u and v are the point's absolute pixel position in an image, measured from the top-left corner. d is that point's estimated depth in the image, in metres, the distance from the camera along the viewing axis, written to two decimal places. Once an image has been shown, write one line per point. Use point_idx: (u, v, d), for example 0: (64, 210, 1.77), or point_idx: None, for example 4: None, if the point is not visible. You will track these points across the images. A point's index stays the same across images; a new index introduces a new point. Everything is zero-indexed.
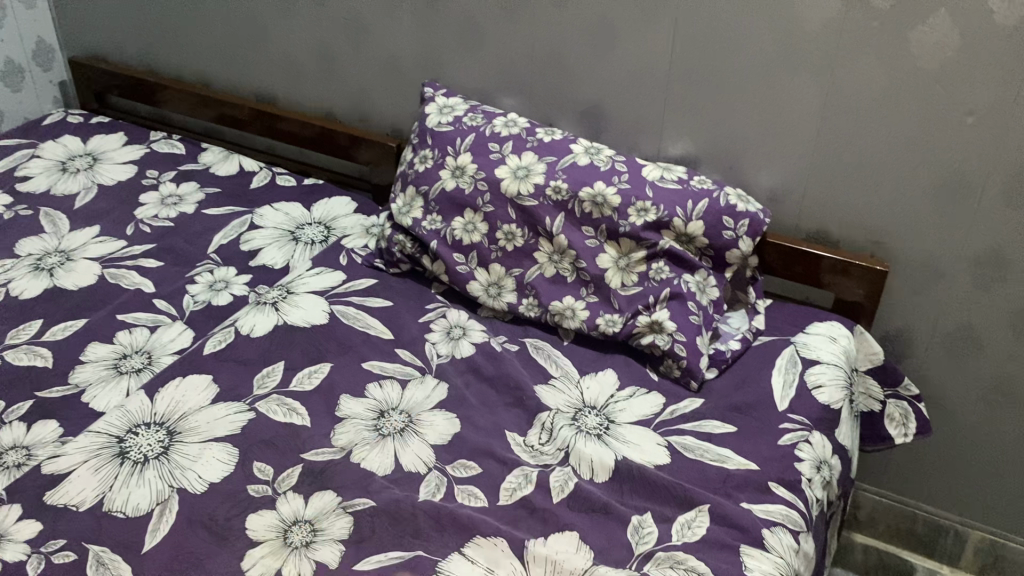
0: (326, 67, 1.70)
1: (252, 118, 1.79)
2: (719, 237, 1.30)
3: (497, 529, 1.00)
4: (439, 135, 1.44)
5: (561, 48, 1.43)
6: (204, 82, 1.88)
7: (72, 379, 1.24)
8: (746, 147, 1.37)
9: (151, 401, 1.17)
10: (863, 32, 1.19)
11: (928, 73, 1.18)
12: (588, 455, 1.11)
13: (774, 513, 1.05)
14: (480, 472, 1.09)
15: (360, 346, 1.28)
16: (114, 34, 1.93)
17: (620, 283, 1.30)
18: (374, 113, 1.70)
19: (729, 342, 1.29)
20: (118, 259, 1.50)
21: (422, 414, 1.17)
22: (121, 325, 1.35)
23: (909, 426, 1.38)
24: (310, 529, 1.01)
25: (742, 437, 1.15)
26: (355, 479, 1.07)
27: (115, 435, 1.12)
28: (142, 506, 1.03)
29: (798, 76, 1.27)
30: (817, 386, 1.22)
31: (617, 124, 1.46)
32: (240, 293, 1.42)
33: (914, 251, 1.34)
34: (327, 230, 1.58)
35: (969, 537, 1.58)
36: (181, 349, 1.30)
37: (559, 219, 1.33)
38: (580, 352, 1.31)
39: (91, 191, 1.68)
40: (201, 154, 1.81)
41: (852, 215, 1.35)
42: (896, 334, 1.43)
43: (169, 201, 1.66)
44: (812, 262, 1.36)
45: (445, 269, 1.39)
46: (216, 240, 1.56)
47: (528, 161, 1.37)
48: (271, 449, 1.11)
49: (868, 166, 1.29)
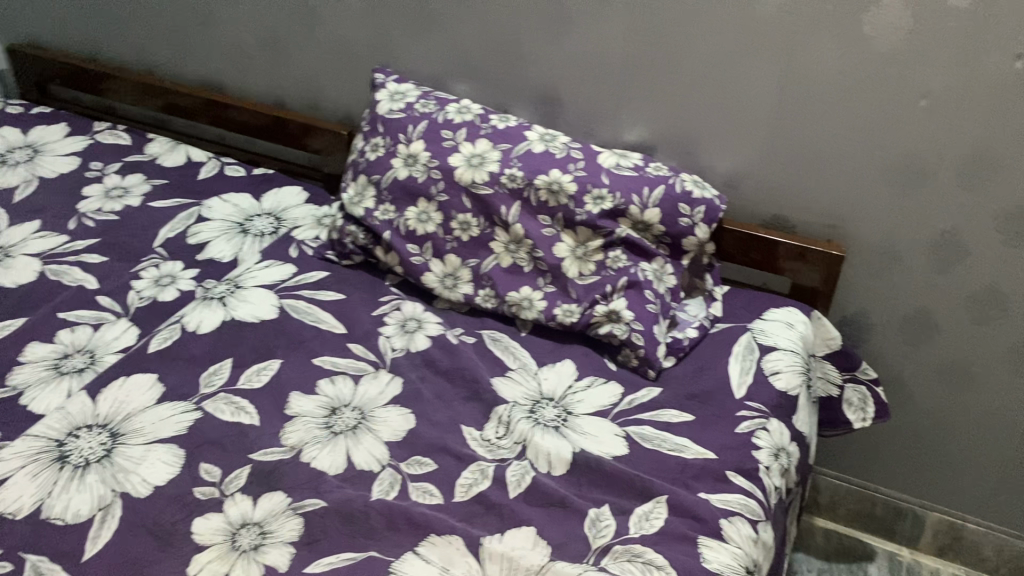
0: (274, 54, 1.65)
1: (199, 107, 1.74)
2: (675, 225, 1.28)
3: (451, 526, 0.98)
4: (391, 123, 1.40)
5: (514, 32, 1.40)
6: (149, 70, 1.83)
7: (8, 380, 1.19)
8: (702, 132, 1.36)
9: (93, 402, 1.14)
10: (817, 15, 1.18)
11: (882, 55, 1.17)
12: (545, 448, 1.09)
13: (732, 503, 1.04)
14: (435, 468, 1.07)
15: (311, 341, 1.25)
16: (53, 21, 1.86)
17: (577, 272, 1.28)
18: (326, 101, 1.66)
19: (687, 330, 1.28)
20: (59, 255, 1.45)
21: (375, 410, 1.15)
22: (62, 323, 1.30)
23: (868, 410, 1.39)
24: (258, 532, 0.97)
25: (701, 427, 1.14)
26: (306, 479, 1.04)
27: (54, 439, 1.08)
28: (83, 512, 0.99)
29: (753, 60, 1.25)
30: (775, 372, 1.21)
31: (573, 110, 1.44)
32: (187, 289, 1.37)
33: (871, 235, 1.33)
34: (278, 222, 1.54)
35: (927, 519, 1.59)
36: (126, 347, 1.25)
37: (514, 208, 1.30)
38: (538, 343, 1.29)
39: (31, 184, 1.62)
40: (147, 145, 1.75)
41: (808, 200, 1.35)
42: (853, 319, 1.44)
43: (114, 194, 1.61)
44: (769, 248, 1.35)
45: (398, 260, 1.36)
46: (162, 234, 1.51)
47: (482, 149, 1.34)
48: (219, 450, 1.08)
49: (824, 150, 1.29)
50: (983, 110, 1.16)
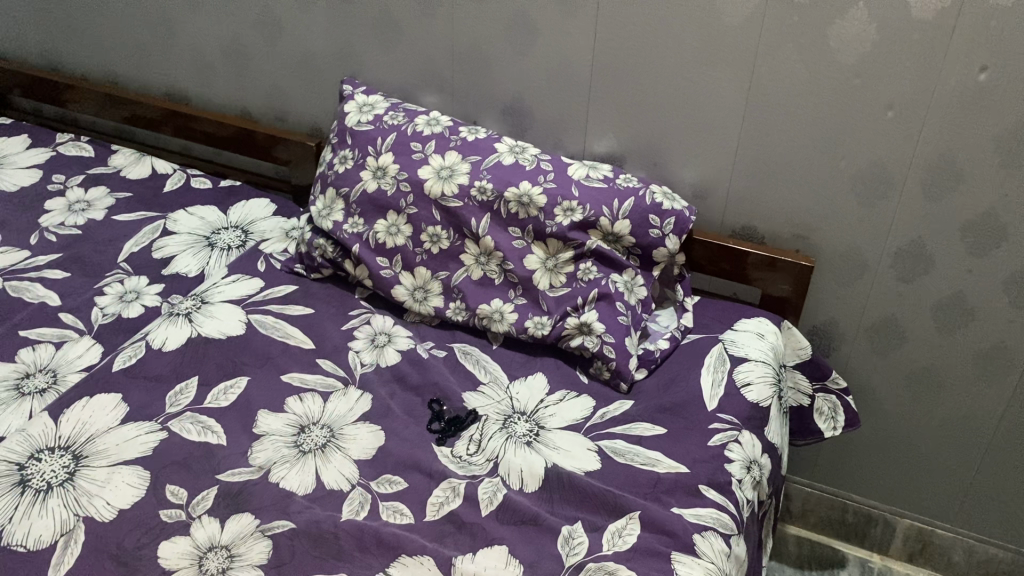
0: (238, 64, 1.63)
1: (164, 118, 1.71)
2: (646, 236, 1.28)
3: (422, 546, 0.97)
4: (360, 135, 1.39)
5: (481, 43, 1.39)
6: (112, 80, 1.80)
7: None
8: (671, 143, 1.36)
9: (55, 424, 1.10)
10: (783, 27, 1.18)
11: (846, 67, 1.18)
12: (518, 465, 1.08)
13: (704, 517, 1.04)
14: (406, 487, 1.06)
15: (278, 357, 1.24)
16: (13, 30, 1.83)
17: (548, 284, 1.27)
18: (291, 111, 1.64)
19: (658, 342, 1.28)
20: (20, 271, 1.42)
21: (344, 428, 1.13)
22: (23, 341, 1.27)
23: (838, 419, 1.41)
24: (226, 555, 0.96)
25: (673, 440, 1.13)
26: (274, 500, 1.03)
27: (15, 462, 1.04)
28: (45, 538, 0.97)
29: (718, 72, 1.26)
30: (746, 385, 1.21)
31: (542, 121, 1.43)
32: (152, 305, 1.35)
33: (839, 245, 1.34)
34: (245, 235, 1.52)
35: (897, 526, 1.60)
36: (89, 365, 1.23)
37: (485, 220, 1.29)
38: (509, 356, 1.28)
39: None
40: (112, 156, 1.72)
41: (777, 211, 1.35)
42: (822, 328, 1.44)
43: (77, 207, 1.58)
44: (740, 259, 1.35)
45: (368, 273, 1.35)
46: (127, 248, 1.48)
47: (452, 161, 1.33)
48: (184, 471, 1.06)
49: (792, 161, 1.29)
50: (947, 121, 1.17)
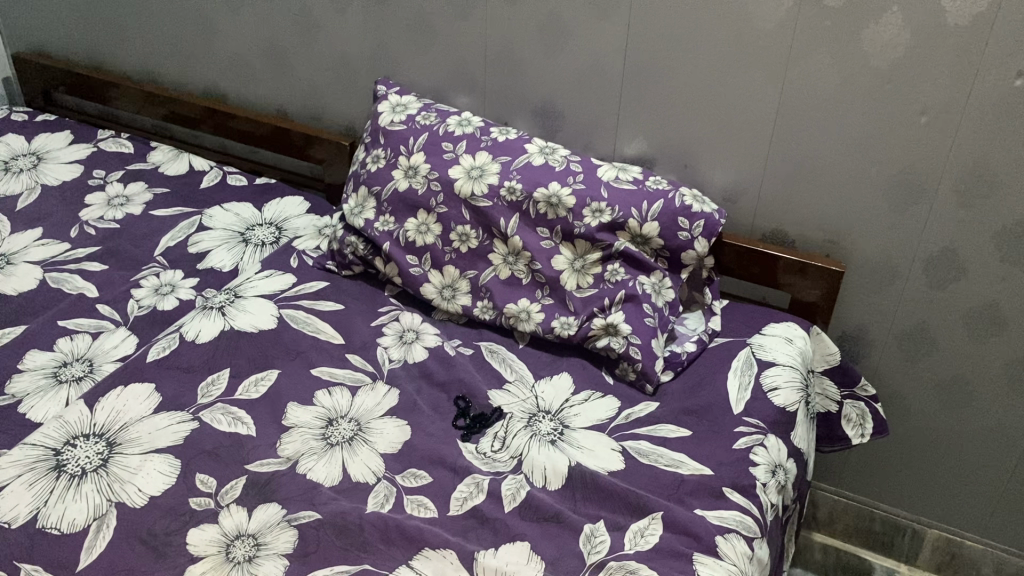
0: (275, 64, 1.66)
1: (202, 116, 1.75)
2: (675, 238, 1.28)
3: (445, 540, 0.98)
4: (392, 135, 1.41)
5: (513, 45, 1.40)
6: (153, 79, 1.83)
7: (9, 388, 1.20)
8: (702, 147, 1.36)
9: (91, 411, 1.12)
10: (816, 31, 1.18)
11: (879, 72, 1.17)
12: (541, 463, 1.09)
13: (728, 519, 1.04)
14: (430, 481, 1.07)
15: (308, 351, 1.26)
16: (59, 29, 1.87)
17: (575, 284, 1.28)
18: (326, 111, 1.67)
19: (685, 344, 1.28)
20: (60, 263, 1.46)
21: (371, 422, 1.15)
22: (62, 331, 1.31)
23: (866, 426, 1.38)
24: (253, 543, 0.98)
25: (697, 442, 1.13)
26: (301, 491, 1.05)
27: (51, 447, 1.07)
28: (78, 521, 0.99)
29: (750, 75, 1.26)
30: (773, 389, 1.21)
31: (573, 123, 1.44)
32: (186, 298, 1.38)
33: (870, 251, 1.33)
34: (279, 232, 1.54)
35: (926, 536, 1.59)
36: (125, 355, 1.26)
37: (514, 220, 1.30)
38: (535, 356, 1.29)
39: (34, 192, 1.63)
40: (151, 153, 1.76)
41: (808, 216, 1.34)
42: (852, 334, 1.43)
43: (116, 202, 1.61)
44: (769, 263, 1.35)
45: (397, 271, 1.37)
46: (163, 243, 1.52)
47: (482, 161, 1.34)
48: (214, 460, 1.08)
49: (823, 165, 1.29)
50: (982, 127, 1.16)
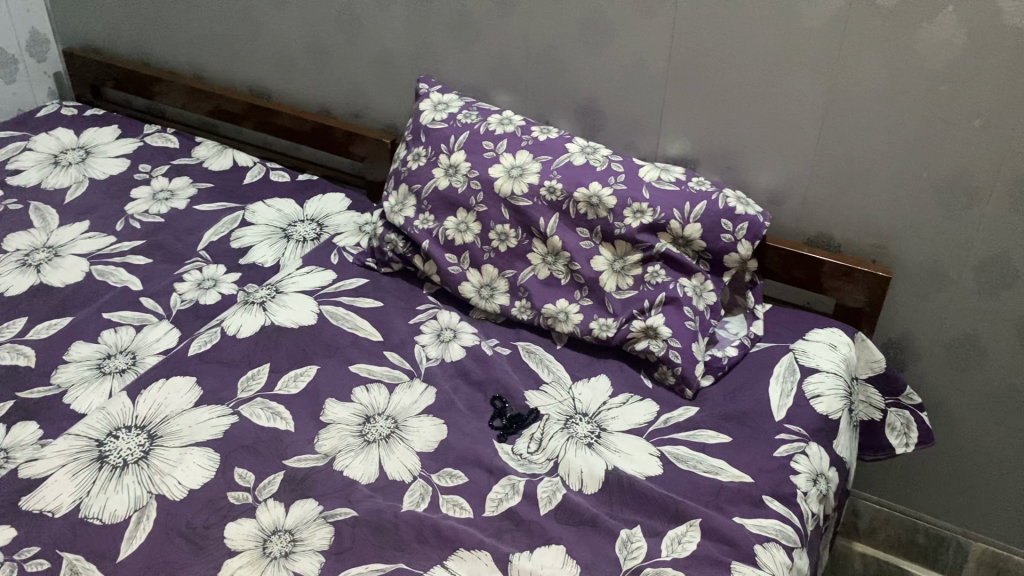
0: (319, 60, 1.67)
1: (246, 112, 1.76)
2: (717, 241, 1.26)
3: (480, 541, 0.98)
4: (433, 133, 1.41)
5: (556, 43, 1.39)
6: (198, 75, 1.86)
7: (55, 379, 1.22)
8: (747, 148, 1.34)
9: (133, 403, 1.14)
10: (868, 31, 1.15)
11: (933, 73, 1.14)
12: (578, 466, 1.08)
13: (767, 528, 1.02)
14: (465, 481, 1.07)
15: (347, 348, 1.26)
16: (109, 25, 1.90)
17: (614, 286, 1.27)
18: (368, 108, 1.67)
19: (727, 348, 1.26)
20: (105, 256, 1.48)
21: (408, 420, 1.15)
22: (106, 323, 1.33)
23: (911, 436, 1.35)
24: (289, 538, 0.98)
25: (737, 448, 1.11)
26: (337, 487, 1.05)
27: (94, 438, 1.09)
28: (119, 512, 1.00)
29: (798, 75, 1.23)
30: (816, 396, 1.18)
31: (615, 123, 1.43)
32: (228, 292, 1.39)
33: (919, 257, 1.30)
34: (320, 228, 1.55)
35: (970, 549, 1.55)
36: (166, 349, 1.27)
37: (553, 220, 1.29)
38: (573, 357, 1.28)
39: (82, 185, 1.66)
40: (195, 148, 1.78)
41: (854, 219, 1.32)
42: (898, 341, 1.40)
43: (161, 196, 1.64)
44: (814, 267, 1.32)
45: (436, 269, 1.37)
46: (206, 237, 1.53)
47: (523, 160, 1.33)
48: (252, 455, 1.09)
49: (871, 168, 1.26)
50: None
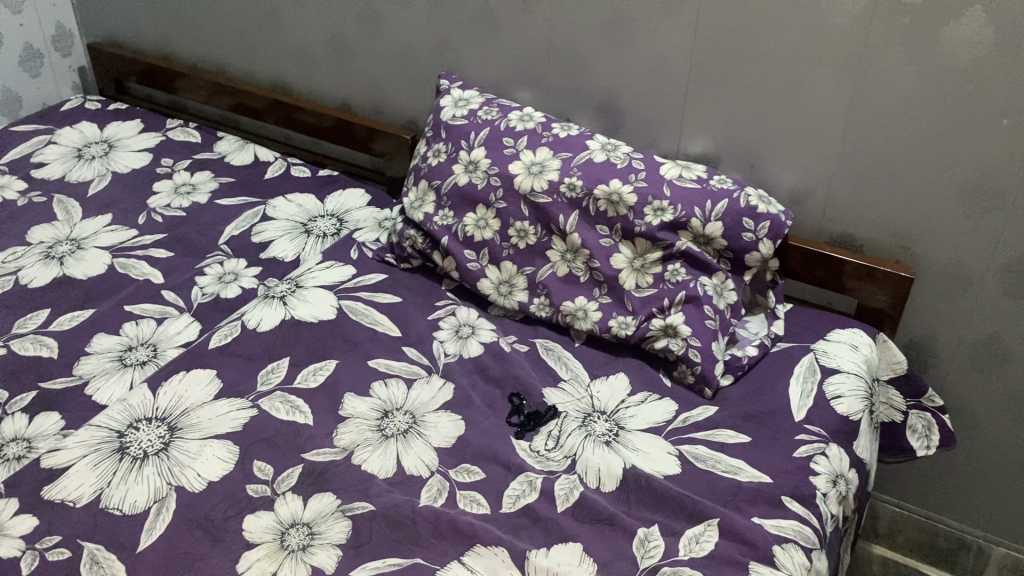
0: (340, 56, 1.67)
1: (268, 107, 1.77)
2: (739, 239, 1.25)
3: (497, 537, 0.98)
4: (454, 129, 1.41)
5: (578, 40, 1.39)
6: (221, 70, 1.87)
7: (77, 370, 1.23)
8: (769, 147, 1.33)
9: (154, 395, 1.15)
10: (893, 29, 1.14)
11: (959, 72, 1.13)
12: (596, 464, 1.08)
13: (786, 529, 1.01)
14: (483, 477, 1.07)
15: (366, 343, 1.26)
16: (133, 20, 1.92)
17: (634, 284, 1.26)
18: (389, 104, 1.68)
19: (747, 348, 1.25)
20: (127, 249, 1.49)
21: (427, 415, 1.15)
22: (128, 316, 1.34)
23: (933, 438, 1.34)
24: (307, 532, 0.99)
25: (757, 448, 1.11)
26: (355, 482, 1.05)
27: (115, 430, 1.10)
28: (139, 503, 1.01)
29: (822, 73, 1.22)
30: (836, 397, 1.17)
31: (636, 121, 1.42)
32: (248, 286, 1.40)
33: (943, 258, 1.28)
34: (340, 223, 1.55)
35: (992, 554, 1.54)
36: (187, 342, 1.28)
37: (573, 217, 1.29)
38: (591, 355, 1.27)
39: (104, 179, 1.67)
40: (217, 143, 1.79)
41: (877, 220, 1.30)
42: (920, 343, 1.39)
43: (183, 190, 1.65)
44: (836, 267, 1.31)
45: (455, 266, 1.37)
46: (228, 231, 1.54)
47: (543, 157, 1.33)
48: (272, 448, 1.09)
49: (896, 168, 1.24)
50: None
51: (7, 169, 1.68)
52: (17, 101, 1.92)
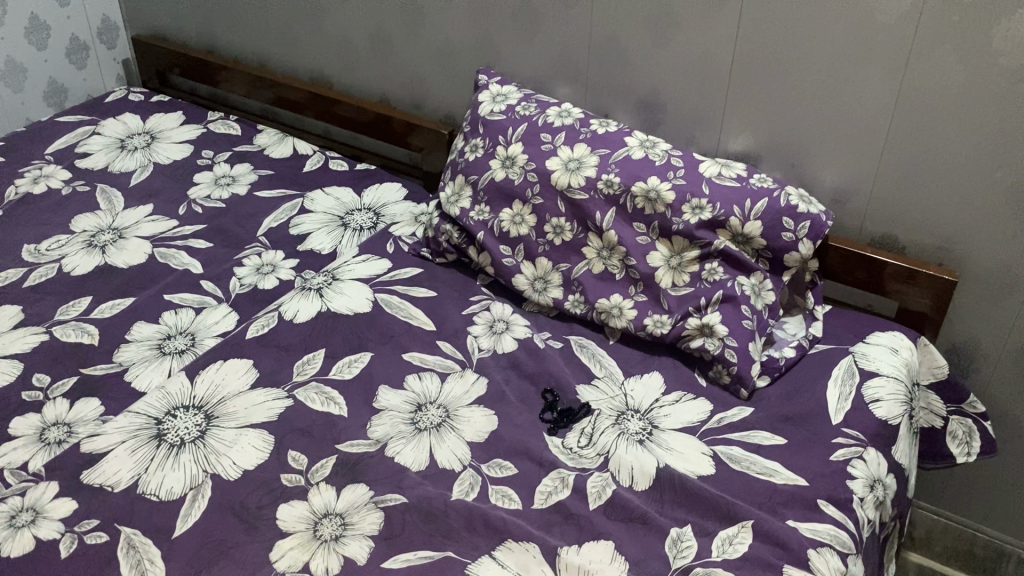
0: (380, 50, 1.68)
1: (307, 101, 1.79)
2: (778, 239, 1.23)
3: (529, 533, 0.98)
4: (491, 124, 1.41)
5: (619, 35, 1.38)
6: (263, 63, 1.88)
7: (117, 357, 1.25)
8: (810, 145, 1.31)
9: (192, 384, 1.16)
10: (941, 27, 1.12)
11: (1009, 71, 1.11)
12: (629, 462, 1.07)
13: (821, 533, 1.00)
14: (515, 472, 1.07)
15: (401, 336, 1.27)
16: (177, 14, 1.94)
17: (670, 282, 1.25)
18: (428, 98, 1.68)
19: (784, 349, 1.23)
20: (168, 239, 1.51)
21: (460, 409, 1.15)
22: (168, 304, 1.36)
23: (973, 445, 1.31)
24: (340, 522, 0.99)
25: (793, 451, 1.09)
26: (389, 474, 1.06)
27: (153, 417, 1.11)
28: (176, 490, 1.03)
29: (867, 72, 1.20)
30: (875, 401, 1.16)
31: (675, 118, 1.41)
32: (286, 278, 1.41)
33: (988, 262, 1.26)
34: (376, 217, 1.56)
35: None
36: (225, 331, 1.30)
37: (610, 214, 1.28)
38: (626, 353, 1.27)
39: (146, 169, 1.69)
40: (257, 135, 1.80)
41: (921, 222, 1.28)
42: (962, 348, 1.36)
43: (222, 182, 1.67)
44: (877, 269, 1.29)
45: (490, 261, 1.36)
46: (266, 223, 1.56)
47: (580, 153, 1.32)
48: (307, 438, 1.10)
49: (941, 168, 1.22)
50: None
51: (53, 158, 1.72)
52: (63, 91, 1.95)
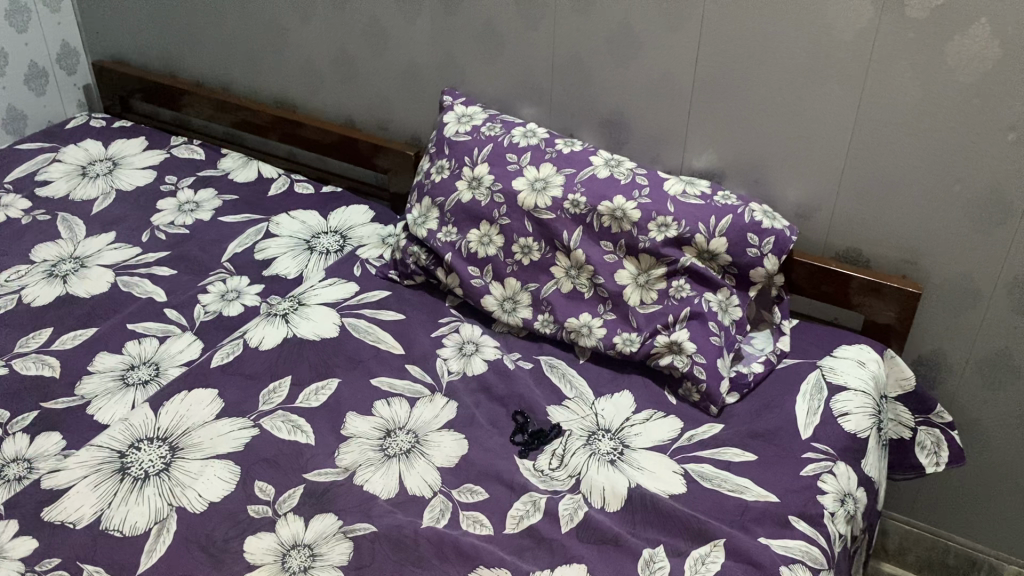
0: (344, 73, 1.67)
1: (270, 124, 1.77)
2: (743, 255, 1.24)
3: (501, 559, 0.97)
4: (457, 145, 1.40)
5: (582, 55, 1.39)
6: (226, 87, 1.87)
7: (79, 390, 1.23)
8: (774, 161, 1.32)
9: (155, 415, 1.14)
10: (898, 43, 1.14)
11: (964, 85, 1.13)
12: (600, 483, 1.06)
13: (793, 549, 1.00)
14: (486, 497, 1.06)
15: (369, 360, 1.26)
16: (138, 39, 1.92)
17: (638, 300, 1.25)
18: (393, 120, 1.67)
19: (752, 364, 1.23)
20: (131, 267, 1.49)
21: (429, 434, 1.14)
22: (131, 334, 1.33)
23: (942, 454, 1.33)
24: (308, 553, 0.98)
25: (763, 467, 1.09)
26: (357, 502, 1.04)
27: (116, 450, 1.09)
28: (140, 525, 1.00)
29: (828, 87, 1.21)
30: (844, 415, 1.16)
31: (639, 136, 1.41)
32: (251, 304, 1.40)
33: (951, 273, 1.27)
34: (343, 240, 1.55)
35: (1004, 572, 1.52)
36: (190, 360, 1.28)
37: (577, 233, 1.28)
38: (596, 372, 1.26)
39: (109, 196, 1.67)
40: (221, 160, 1.79)
41: (884, 235, 1.29)
42: (929, 359, 1.37)
43: (187, 208, 1.65)
44: (842, 283, 1.30)
45: (459, 282, 1.36)
46: (231, 249, 1.54)
47: (546, 173, 1.33)
48: (274, 468, 1.08)
49: (902, 182, 1.23)
50: None
51: (12, 187, 1.69)
52: (22, 119, 1.92)
